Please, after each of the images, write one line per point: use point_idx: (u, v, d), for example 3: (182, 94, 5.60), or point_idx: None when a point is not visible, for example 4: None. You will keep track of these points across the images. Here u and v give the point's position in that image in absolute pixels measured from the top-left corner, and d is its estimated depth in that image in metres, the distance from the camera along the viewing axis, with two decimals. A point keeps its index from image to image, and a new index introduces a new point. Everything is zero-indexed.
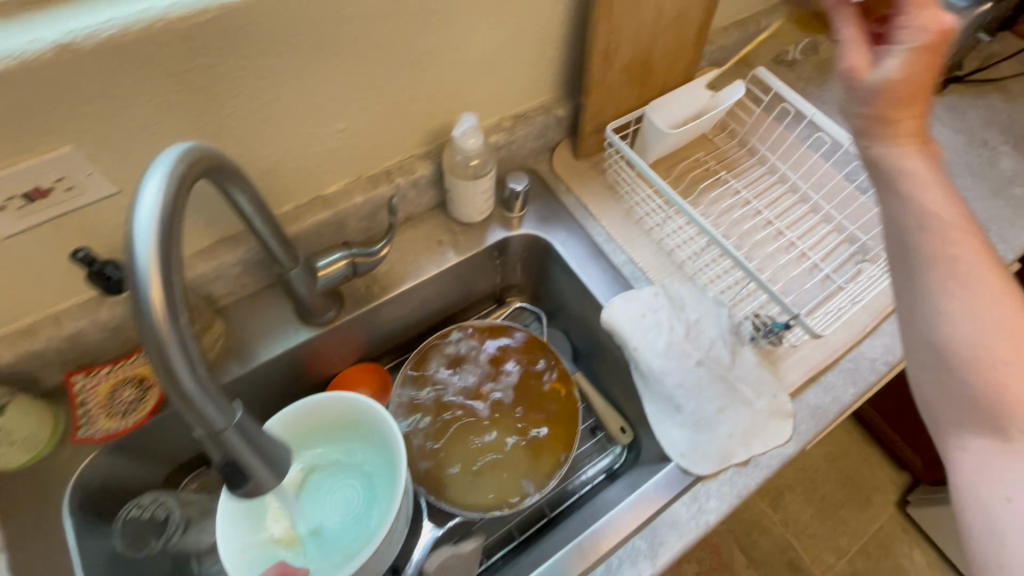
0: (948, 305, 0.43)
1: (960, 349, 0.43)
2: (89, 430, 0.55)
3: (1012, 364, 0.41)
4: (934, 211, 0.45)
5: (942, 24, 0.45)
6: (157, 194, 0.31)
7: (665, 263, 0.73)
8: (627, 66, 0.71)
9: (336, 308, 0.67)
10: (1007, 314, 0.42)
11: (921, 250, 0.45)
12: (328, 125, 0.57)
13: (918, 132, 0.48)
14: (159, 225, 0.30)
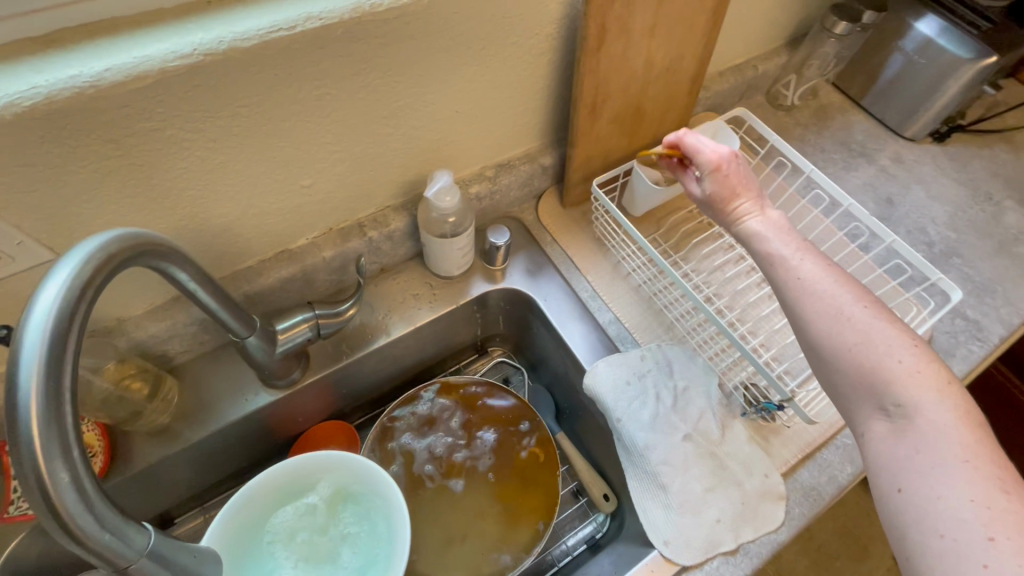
0: (799, 306, 0.48)
1: (832, 346, 0.45)
2: (23, 507, 0.50)
3: (872, 328, 0.44)
4: (766, 245, 0.53)
5: (719, 154, 0.56)
6: (48, 303, 0.28)
7: (653, 323, 0.69)
8: (616, 117, 0.68)
9: (301, 367, 0.63)
10: (862, 311, 0.45)
11: (782, 281, 0.50)
12: (291, 183, 0.53)
13: (754, 203, 0.55)
14: (45, 339, 0.27)
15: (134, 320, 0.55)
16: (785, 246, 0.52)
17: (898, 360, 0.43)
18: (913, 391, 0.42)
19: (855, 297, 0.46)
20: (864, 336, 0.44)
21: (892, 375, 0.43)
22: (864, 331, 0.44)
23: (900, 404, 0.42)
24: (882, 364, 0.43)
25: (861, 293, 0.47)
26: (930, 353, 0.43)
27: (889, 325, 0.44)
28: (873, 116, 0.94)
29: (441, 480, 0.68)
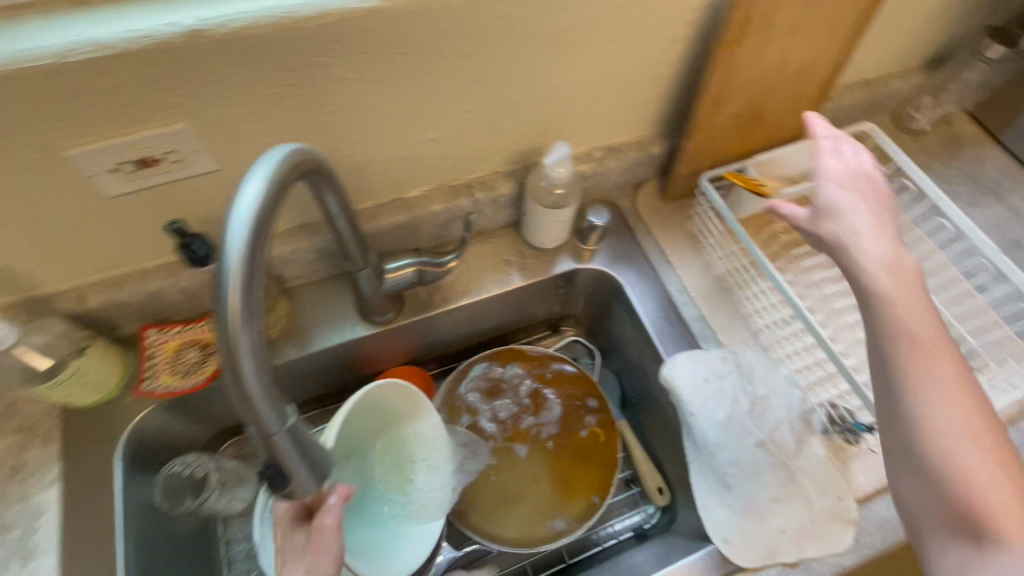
0: (896, 354, 0.44)
1: (917, 409, 0.42)
2: (152, 383, 0.58)
3: (964, 431, 0.40)
4: (872, 290, 0.46)
5: (830, 172, 0.52)
6: (248, 211, 0.31)
7: (739, 326, 0.68)
8: (736, 115, 0.67)
9: (395, 309, 0.67)
10: (962, 412, 0.41)
11: (882, 338, 0.45)
12: (421, 134, 0.57)
13: (867, 237, 0.48)
14: (246, 242, 0.31)
15: None
16: (896, 294, 0.45)
17: (985, 467, 0.40)
18: (992, 507, 0.38)
19: (953, 384, 0.42)
20: (951, 435, 0.40)
21: (974, 487, 0.39)
22: (953, 429, 0.40)
23: (972, 519, 0.39)
24: (966, 470, 0.39)
25: (963, 387, 0.42)
26: (1020, 476, 0.40)
27: (982, 432, 0.41)
28: (1012, 154, 0.86)
29: (504, 442, 0.71)
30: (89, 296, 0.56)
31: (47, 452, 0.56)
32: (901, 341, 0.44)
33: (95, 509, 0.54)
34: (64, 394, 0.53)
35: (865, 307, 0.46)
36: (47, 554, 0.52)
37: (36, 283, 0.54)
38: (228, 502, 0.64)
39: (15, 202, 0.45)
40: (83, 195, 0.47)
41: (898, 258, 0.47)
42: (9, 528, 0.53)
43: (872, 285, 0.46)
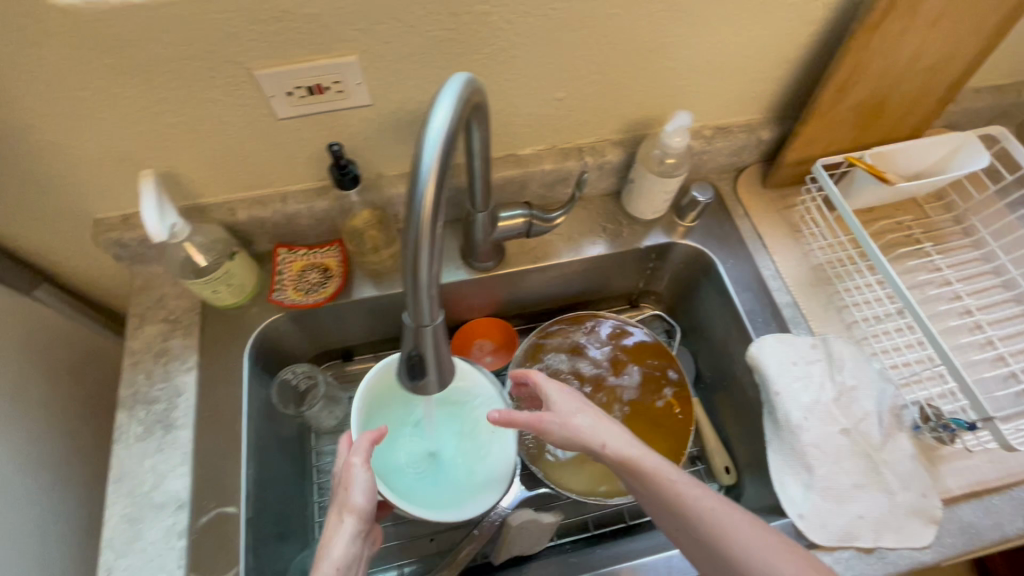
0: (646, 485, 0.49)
1: (690, 524, 0.47)
2: (280, 295, 0.64)
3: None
4: (650, 495, 0.49)
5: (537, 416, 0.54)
6: (440, 130, 0.34)
7: (833, 317, 0.68)
8: (859, 104, 0.66)
9: (495, 259, 0.71)
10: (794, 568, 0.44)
11: (665, 506, 0.48)
12: (549, 92, 0.60)
13: (626, 445, 0.51)
14: (439, 157, 0.34)
15: (388, 179, 0.66)
16: (671, 489, 0.48)
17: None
18: None
19: (759, 539, 0.45)
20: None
21: None
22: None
23: None
24: None
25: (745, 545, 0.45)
26: None
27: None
28: None
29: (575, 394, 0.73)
30: (238, 210, 0.63)
31: (187, 343, 0.64)
32: (685, 499, 0.47)
33: (225, 397, 0.61)
34: (209, 291, 0.59)
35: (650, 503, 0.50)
36: (186, 427, 0.59)
37: (198, 192, 0.61)
38: (324, 417, 0.71)
39: (205, 113, 0.52)
40: (257, 113, 0.53)
41: (632, 441, 0.51)
42: (155, 401, 0.60)
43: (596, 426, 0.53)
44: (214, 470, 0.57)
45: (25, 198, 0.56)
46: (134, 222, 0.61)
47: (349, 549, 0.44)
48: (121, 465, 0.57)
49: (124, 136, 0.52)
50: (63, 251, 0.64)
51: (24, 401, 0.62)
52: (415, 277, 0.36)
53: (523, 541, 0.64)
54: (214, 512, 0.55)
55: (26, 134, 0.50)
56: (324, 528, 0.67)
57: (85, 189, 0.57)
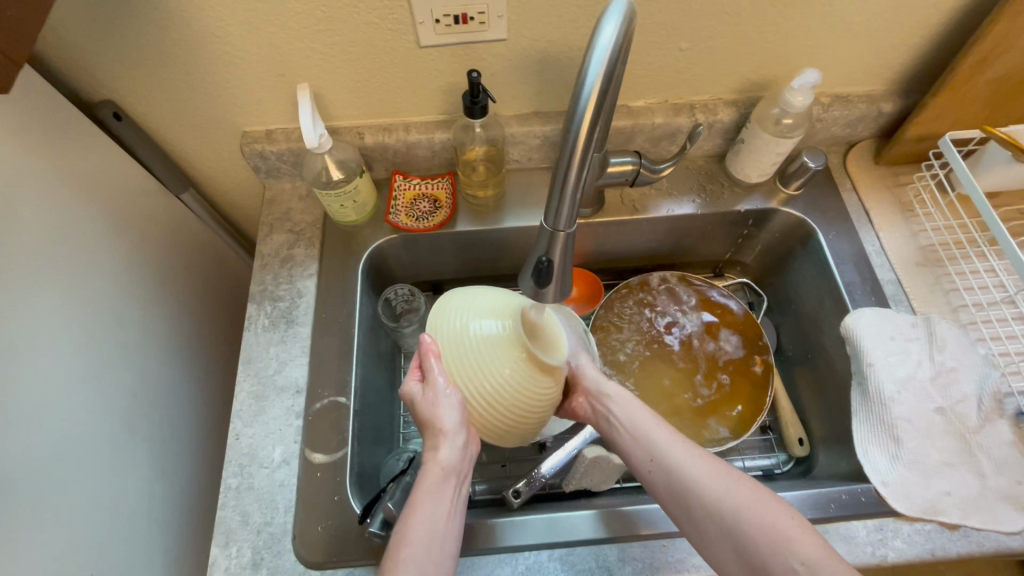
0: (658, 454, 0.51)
1: (656, 452, 0.51)
2: (395, 218, 0.71)
3: (741, 486, 0.47)
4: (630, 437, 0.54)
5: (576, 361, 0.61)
6: (609, 42, 0.35)
7: (939, 300, 0.66)
8: (998, 81, 0.63)
9: (594, 207, 0.73)
10: (734, 480, 0.47)
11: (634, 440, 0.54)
12: (674, 42, 0.61)
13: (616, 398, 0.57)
14: (603, 71, 0.35)
15: (505, 118, 0.69)
16: (645, 427, 0.54)
17: (753, 494, 0.46)
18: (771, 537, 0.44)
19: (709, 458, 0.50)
20: (726, 490, 0.47)
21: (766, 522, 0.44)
22: (724, 488, 0.47)
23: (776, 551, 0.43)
24: (745, 509, 0.45)
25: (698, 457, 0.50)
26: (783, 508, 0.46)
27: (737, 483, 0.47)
28: None
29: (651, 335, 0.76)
30: (366, 134, 0.68)
31: (310, 253, 0.70)
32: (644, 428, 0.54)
33: (339, 302, 0.67)
34: (337, 205, 0.65)
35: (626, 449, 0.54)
36: (305, 325, 0.66)
37: (334, 114, 0.67)
38: (415, 339, 0.75)
39: (358, 35, 0.57)
40: (404, 39, 0.58)
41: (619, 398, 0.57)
42: (280, 299, 0.67)
43: (631, 409, 0.56)
44: (328, 364, 0.63)
45: (191, 106, 0.64)
46: (276, 137, 0.68)
47: (449, 461, 0.49)
48: (248, 348, 0.64)
49: (286, 52, 0.58)
50: (211, 160, 0.72)
51: (172, 290, 0.71)
52: (559, 186, 0.39)
53: (594, 477, 0.66)
54: (328, 400, 0.62)
55: (207, 42, 0.57)
56: (408, 439, 0.71)
57: (240, 102, 0.64)
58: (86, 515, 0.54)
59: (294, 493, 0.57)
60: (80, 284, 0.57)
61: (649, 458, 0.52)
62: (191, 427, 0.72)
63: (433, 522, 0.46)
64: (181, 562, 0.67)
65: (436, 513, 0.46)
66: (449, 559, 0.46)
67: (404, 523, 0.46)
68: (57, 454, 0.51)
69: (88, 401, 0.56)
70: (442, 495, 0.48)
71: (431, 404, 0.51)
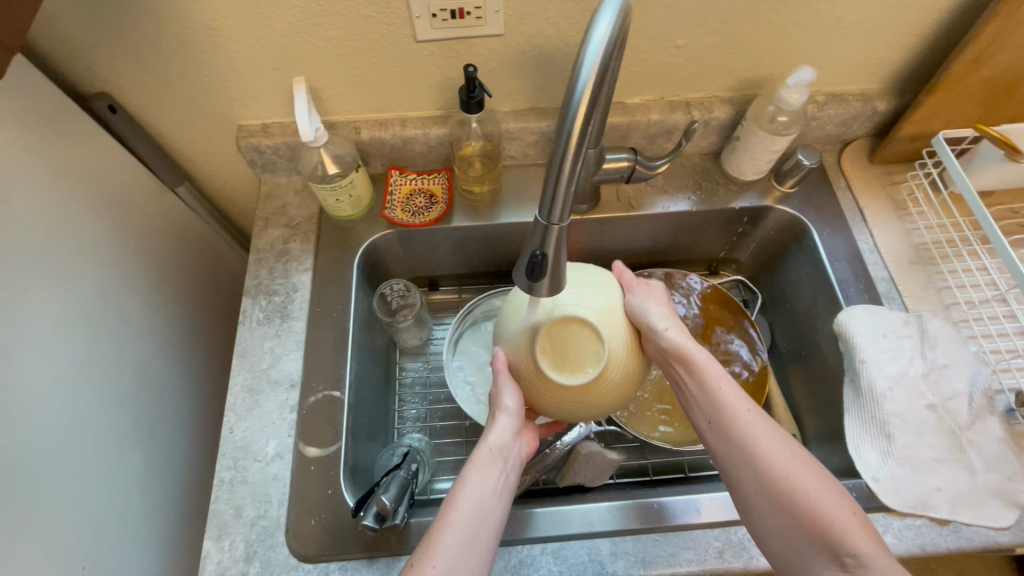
0: (736, 431, 0.49)
1: (732, 430, 0.49)
2: (391, 213, 0.71)
3: (819, 482, 0.46)
4: (705, 405, 0.52)
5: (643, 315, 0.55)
6: (603, 39, 0.35)
7: (931, 297, 0.66)
8: (991, 80, 0.63)
9: (590, 204, 0.73)
10: (811, 475, 0.46)
11: (709, 410, 0.52)
12: (670, 39, 0.62)
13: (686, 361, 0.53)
14: (598, 64, 0.35)
15: (501, 114, 0.69)
16: (724, 399, 0.51)
17: (829, 493, 0.45)
18: (841, 535, 0.43)
19: (791, 449, 0.48)
20: (802, 483, 0.46)
21: (837, 518, 0.44)
22: (801, 481, 0.46)
23: (840, 550, 0.43)
24: (820, 505, 0.44)
25: (781, 446, 0.48)
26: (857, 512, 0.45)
27: (814, 479, 0.46)
28: None
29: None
30: (362, 129, 0.68)
31: (305, 247, 0.70)
32: (723, 402, 0.51)
33: (335, 297, 0.67)
34: (333, 199, 0.65)
35: (699, 418, 0.53)
36: (301, 319, 0.66)
37: (331, 108, 0.67)
38: (410, 335, 0.75)
39: (354, 29, 0.57)
40: (401, 34, 0.58)
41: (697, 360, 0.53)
42: (275, 293, 0.67)
43: (703, 374, 0.53)
44: (323, 359, 0.64)
45: (186, 99, 0.64)
46: (272, 131, 0.68)
47: (498, 443, 0.52)
48: (243, 342, 0.64)
49: (282, 45, 0.58)
50: (206, 154, 0.72)
51: (167, 284, 0.71)
52: (553, 180, 0.39)
53: (587, 472, 0.66)
54: (322, 394, 0.62)
55: (203, 35, 0.56)
56: (401, 434, 0.71)
57: (236, 95, 0.64)
58: (78, 508, 0.53)
59: (288, 486, 0.57)
60: (73, 276, 0.57)
61: (724, 432, 0.50)
62: (184, 421, 0.72)
63: (481, 493, 0.48)
64: (174, 555, 0.66)
65: (483, 487, 0.49)
66: (493, 535, 0.47)
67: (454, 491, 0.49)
68: (49, 446, 0.51)
69: (80, 394, 0.56)
70: (491, 470, 0.50)
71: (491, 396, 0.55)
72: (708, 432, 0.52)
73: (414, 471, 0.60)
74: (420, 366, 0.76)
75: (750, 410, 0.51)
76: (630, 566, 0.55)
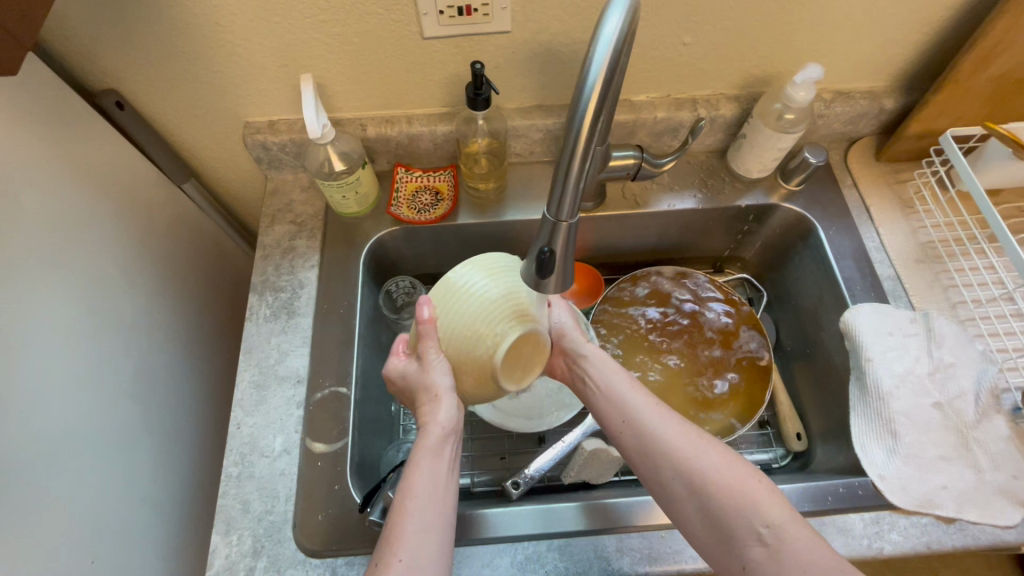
0: (637, 424, 0.51)
1: (634, 424, 0.51)
2: (397, 210, 0.71)
3: (718, 459, 0.47)
4: (609, 405, 0.54)
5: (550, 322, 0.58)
6: (614, 33, 0.35)
7: (938, 296, 0.66)
8: (1000, 78, 0.63)
9: (596, 201, 0.73)
10: (713, 452, 0.48)
11: (612, 410, 0.53)
12: (677, 36, 0.61)
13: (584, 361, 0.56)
14: (608, 61, 0.35)
15: (507, 111, 0.69)
16: (625, 394, 0.53)
17: (733, 467, 0.47)
18: (748, 508, 0.44)
19: (691, 430, 0.50)
20: (705, 461, 0.47)
21: (741, 493, 0.45)
22: (704, 460, 0.47)
23: (752, 525, 0.44)
24: (724, 482, 0.46)
25: (679, 428, 0.50)
26: (763, 483, 0.46)
27: (716, 455, 0.47)
28: None
29: (632, 334, 0.75)
30: (369, 126, 0.68)
31: (311, 244, 0.70)
32: (623, 399, 0.53)
33: (340, 293, 0.67)
34: (339, 196, 0.66)
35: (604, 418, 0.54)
36: (307, 315, 0.66)
37: (337, 105, 0.67)
38: None
39: (362, 26, 0.57)
40: (408, 31, 0.58)
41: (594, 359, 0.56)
42: (281, 290, 0.67)
43: (604, 372, 0.55)
44: (329, 355, 0.64)
45: (193, 96, 0.64)
46: (279, 128, 0.68)
47: (448, 422, 0.50)
48: (249, 338, 0.64)
49: (289, 41, 0.58)
50: (213, 151, 0.72)
51: (173, 280, 0.72)
52: (562, 176, 0.40)
53: (592, 469, 0.66)
54: (328, 390, 0.62)
55: (211, 32, 0.56)
56: (408, 431, 0.71)
57: (242, 91, 0.64)
58: (86, 501, 0.54)
59: (294, 481, 0.57)
60: (80, 271, 0.57)
61: (628, 427, 0.51)
62: (191, 416, 0.72)
63: (435, 477, 0.47)
64: (181, 550, 0.67)
65: (436, 471, 0.48)
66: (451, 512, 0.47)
67: (408, 479, 0.47)
68: (58, 441, 0.52)
69: (89, 389, 0.56)
70: (442, 454, 0.49)
71: (421, 371, 0.51)
72: (615, 432, 0.53)
73: None
74: None
75: (649, 400, 0.52)
76: (636, 563, 0.55)
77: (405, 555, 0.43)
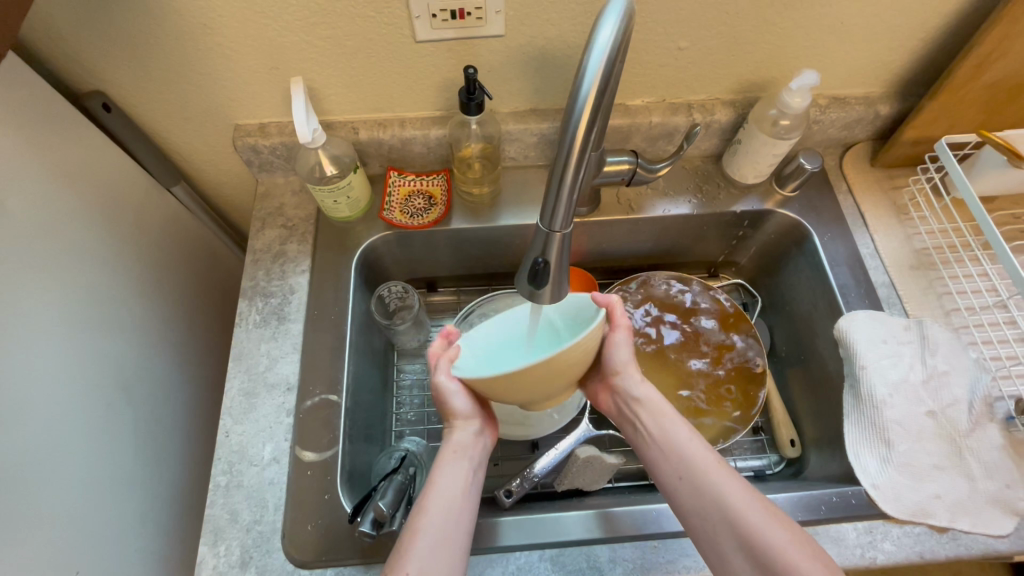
0: (694, 475, 0.50)
1: (692, 476, 0.50)
2: (389, 215, 0.70)
3: (775, 521, 0.46)
4: (664, 453, 0.53)
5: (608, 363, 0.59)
6: (607, 41, 0.34)
7: (932, 303, 0.66)
8: (995, 86, 0.63)
9: (590, 206, 0.73)
10: (768, 515, 0.47)
11: (669, 457, 0.53)
12: (673, 41, 0.61)
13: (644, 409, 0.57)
14: (602, 70, 0.35)
15: (501, 115, 0.68)
16: (682, 444, 0.53)
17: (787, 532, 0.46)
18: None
19: (748, 490, 0.49)
20: (760, 523, 0.46)
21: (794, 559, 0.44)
22: (759, 522, 0.46)
23: None
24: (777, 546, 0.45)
25: (739, 486, 0.49)
26: (816, 551, 0.45)
27: (771, 518, 0.47)
28: None
29: None
30: (361, 129, 0.67)
31: (302, 249, 0.69)
32: (681, 448, 0.53)
33: (332, 299, 0.67)
34: (331, 200, 0.65)
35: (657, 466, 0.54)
36: (297, 321, 0.65)
37: (329, 108, 0.66)
38: (408, 337, 0.74)
39: (353, 28, 0.56)
40: (400, 34, 0.57)
41: (654, 406, 0.56)
42: (272, 295, 0.67)
43: (663, 422, 0.55)
44: (320, 362, 0.63)
45: (182, 98, 0.63)
46: (269, 130, 0.67)
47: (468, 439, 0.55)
48: (238, 344, 0.63)
49: (279, 44, 0.57)
50: (201, 153, 0.71)
51: (162, 285, 0.70)
52: (556, 187, 0.39)
53: (586, 476, 0.65)
54: (319, 398, 0.61)
55: (199, 33, 0.55)
56: (399, 437, 0.71)
57: (232, 93, 0.63)
58: (71, 513, 0.53)
59: (284, 490, 0.57)
60: (65, 277, 0.56)
61: (682, 478, 0.51)
62: (180, 424, 0.71)
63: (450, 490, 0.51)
64: (169, 559, 0.66)
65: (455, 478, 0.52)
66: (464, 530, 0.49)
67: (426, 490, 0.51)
68: (44, 451, 0.51)
69: (75, 398, 0.55)
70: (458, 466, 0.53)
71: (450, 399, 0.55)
72: (667, 481, 0.52)
73: (411, 473, 0.60)
74: (419, 368, 0.75)
75: (707, 452, 0.52)
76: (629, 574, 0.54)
77: (414, 569, 0.45)
